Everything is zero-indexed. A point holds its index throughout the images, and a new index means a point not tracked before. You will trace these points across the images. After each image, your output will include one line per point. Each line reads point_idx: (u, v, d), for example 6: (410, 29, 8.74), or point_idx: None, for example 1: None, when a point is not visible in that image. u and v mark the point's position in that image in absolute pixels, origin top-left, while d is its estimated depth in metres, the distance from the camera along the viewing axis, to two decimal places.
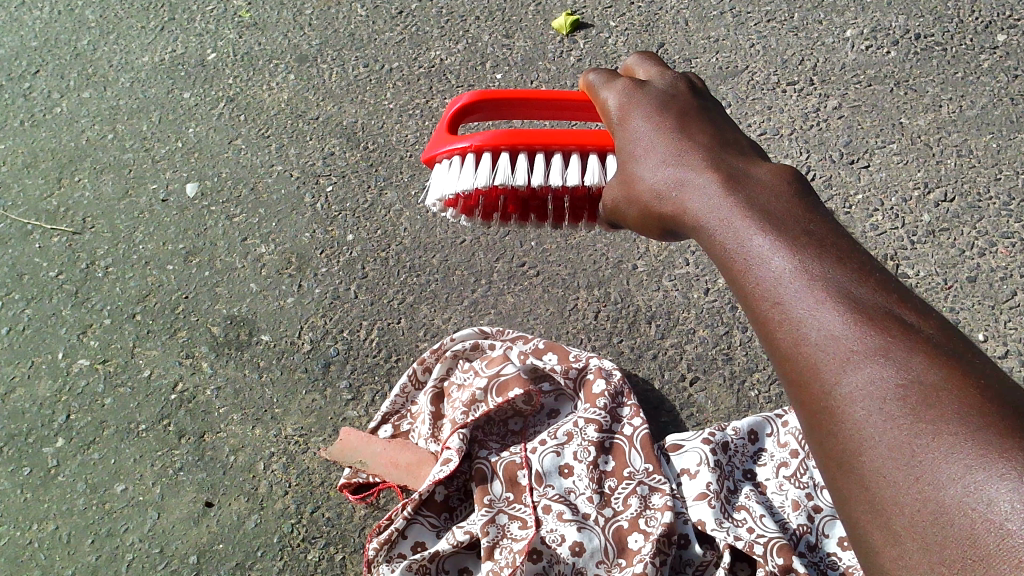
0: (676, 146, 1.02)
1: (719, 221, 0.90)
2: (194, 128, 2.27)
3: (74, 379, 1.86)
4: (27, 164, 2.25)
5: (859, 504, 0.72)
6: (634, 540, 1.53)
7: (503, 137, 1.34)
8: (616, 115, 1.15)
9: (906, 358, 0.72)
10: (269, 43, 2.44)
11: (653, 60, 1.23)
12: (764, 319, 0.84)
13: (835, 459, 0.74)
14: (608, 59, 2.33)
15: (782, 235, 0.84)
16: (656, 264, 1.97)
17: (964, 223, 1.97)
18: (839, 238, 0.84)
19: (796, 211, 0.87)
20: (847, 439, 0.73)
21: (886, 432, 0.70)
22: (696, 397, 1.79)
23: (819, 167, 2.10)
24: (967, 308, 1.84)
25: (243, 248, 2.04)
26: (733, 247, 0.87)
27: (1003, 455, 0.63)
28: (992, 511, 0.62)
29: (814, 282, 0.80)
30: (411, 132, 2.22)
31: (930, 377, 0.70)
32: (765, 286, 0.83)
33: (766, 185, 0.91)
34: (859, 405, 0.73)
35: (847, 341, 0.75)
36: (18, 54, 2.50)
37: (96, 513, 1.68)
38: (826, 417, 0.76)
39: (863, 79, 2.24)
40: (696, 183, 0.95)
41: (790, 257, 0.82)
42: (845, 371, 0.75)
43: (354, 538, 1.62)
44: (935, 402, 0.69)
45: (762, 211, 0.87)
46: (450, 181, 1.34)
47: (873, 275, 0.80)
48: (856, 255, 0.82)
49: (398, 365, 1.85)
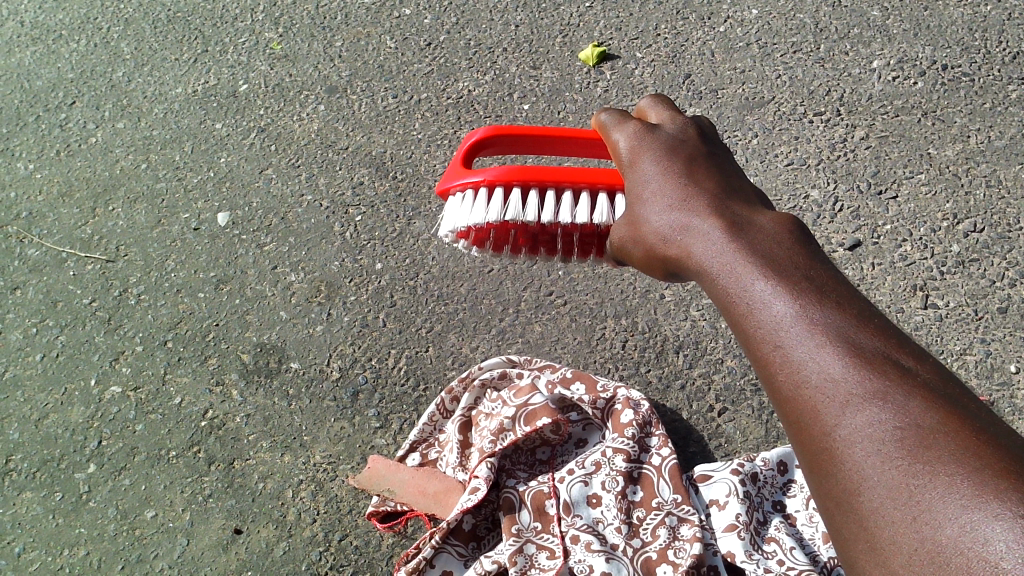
0: (683, 192, 1.07)
1: (724, 268, 0.95)
2: (226, 158, 2.31)
3: (106, 405, 1.88)
4: (63, 193, 2.29)
5: (858, 544, 0.75)
6: (662, 571, 1.52)
7: (515, 172, 1.35)
8: (626, 156, 1.19)
9: (903, 403, 0.76)
10: (300, 75, 2.48)
11: (666, 103, 1.27)
12: (766, 362, 0.89)
13: (835, 499, 0.78)
14: (635, 91, 2.35)
15: (785, 283, 0.90)
16: (684, 293, 1.97)
17: (994, 254, 1.96)
18: (839, 287, 0.89)
19: (798, 260, 0.93)
20: (847, 479, 0.77)
21: (884, 472, 0.74)
22: (724, 427, 1.78)
23: (847, 197, 2.10)
24: (998, 339, 1.83)
25: (273, 276, 2.07)
26: (738, 292, 0.93)
27: (998, 496, 0.67)
28: (986, 549, 0.65)
29: (814, 328, 0.85)
30: (439, 161, 2.25)
31: (927, 421, 0.75)
32: (769, 331, 0.88)
33: (770, 234, 0.97)
34: (858, 446, 0.77)
35: (846, 384, 0.80)
36: (55, 85, 2.56)
37: (126, 539, 1.69)
38: (826, 457, 0.80)
39: (890, 109, 2.24)
40: (704, 229, 1.01)
41: (793, 304, 0.87)
42: (844, 413, 0.79)
43: (382, 566, 1.63)
44: (931, 444, 0.73)
45: (766, 259, 0.93)
46: (463, 215, 1.36)
47: (872, 322, 0.85)
48: (855, 304, 0.87)
49: (426, 393, 1.86)
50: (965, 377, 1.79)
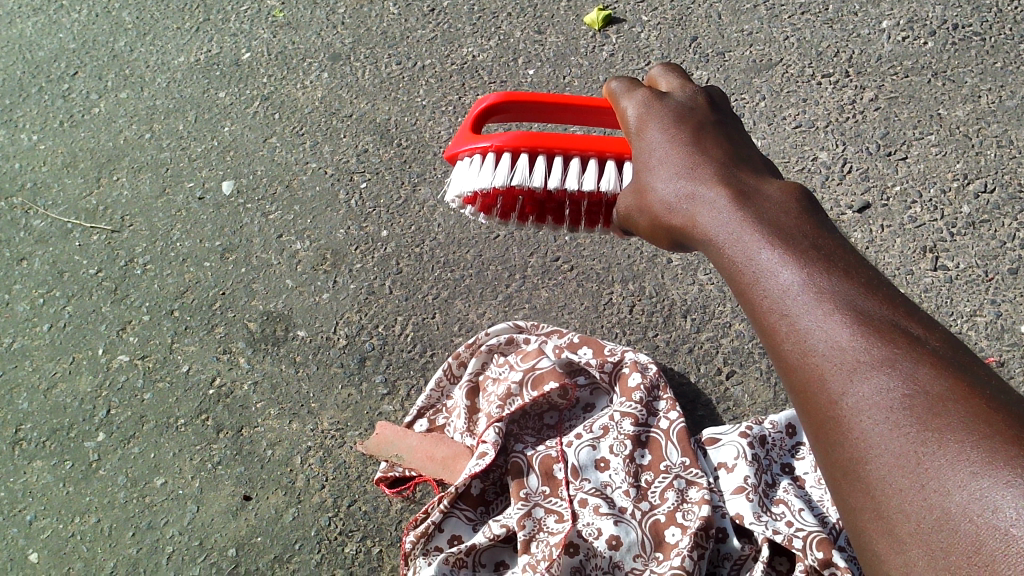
0: (690, 161, 1.06)
1: (732, 237, 0.94)
2: (229, 127, 2.30)
3: (114, 374, 1.88)
4: (67, 163, 2.28)
5: (865, 513, 0.75)
6: (671, 534, 1.53)
7: (523, 138, 1.34)
8: (634, 124, 1.17)
9: (912, 370, 0.75)
10: (303, 43, 2.46)
11: (677, 71, 1.24)
12: (771, 331, 0.88)
13: (841, 468, 0.78)
14: (641, 55, 2.33)
15: (792, 251, 0.89)
16: (692, 257, 1.96)
17: (1005, 215, 1.94)
18: (847, 255, 0.88)
19: (805, 229, 0.91)
20: (853, 448, 0.77)
21: (892, 440, 0.74)
22: (733, 390, 1.77)
23: (855, 159, 2.08)
24: (1008, 300, 1.82)
25: (278, 244, 2.06)
26: (744, 261, 0.92)
27: (1009, 464, 0.66)
28: (997, 518, 0.65)
29: (822, 296, 0.84)
30: (444, 128, 2.23)
31: (936, 388, 0.74)
32: (775, 300, 0.87)
33: (777, 203, 0.96)
34: (866, 414, 0.76)
35: (853, 352, 0.79)
36: (57, 56, 2.54)
37: (136, 507, 1.70)
38: (832, 426, 0.79)
39: (899, 70, 2.21)
40: (710, 198, 1.00)
41: (800, 272, 0.86)
42: (852, 381, 0.78)
43: (391, 531, 1.64)
44: (941, 411, 0.72)
45: (773, 228, 0.92)
46: (470, 179, 1.34)
47: (879, 290, 0.84)
48: (863, 272, 0.86)
49: (433, 359, 1.85)
50: (975, 339, 1.78)
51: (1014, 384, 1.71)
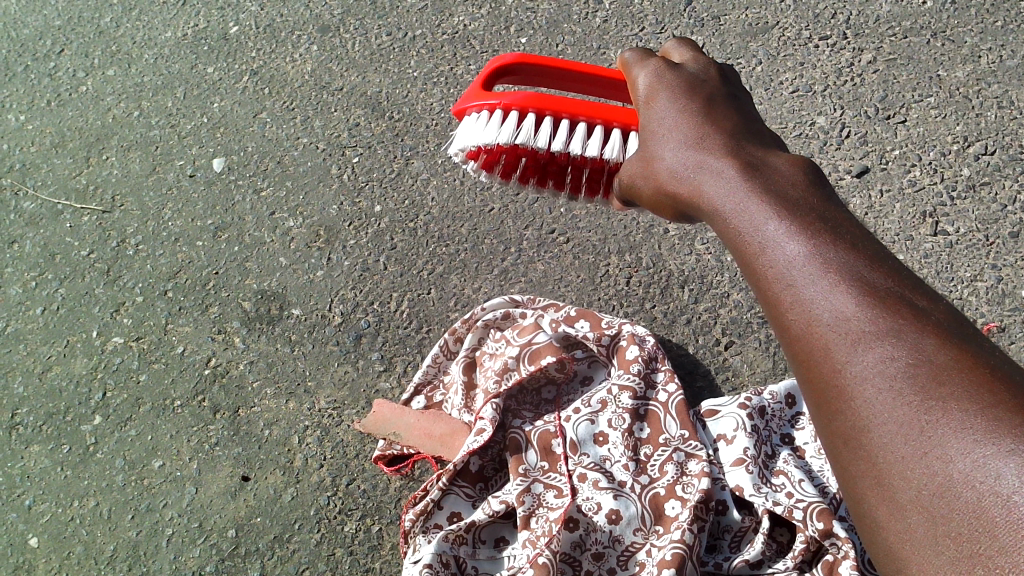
0: (698, 131, 1.03)
1: (737, 206, 0.92)
2: (219, 103, 2.26)
3: (109, 356, 1.87)
4: (55, 143, 2.25)
5: (865, 480, 0.73)
6: (671, 507, 1.53)
7: (533, 99, 1.31)
8: (644, 94, 1.15)
9: (916, 339, 0.74)
10: (291, 14, 2.42)
11: (692, 44, 1.21)
12: (776, 300, 0.86)
13: (842, 435, 0.76)
14: (635, 21, 2.29)
15: (799, 222, 0.86)
16: (688, 227, 1.93)
17: (1006, 177, 1.91)
18: (854, 226, 0.86)
19: (812, 200, 0.89)
20: (855, 416, 0.75)
21: (894, 408, 0.72)
22: (731, 360, 1.76)
23: (854, 123, 2.04)
24: (1009, 264, 1.80)
25: (271, 222, 2.04)
26: (750, 231, 0.90)
27: (1012, 431, 0.65)
28: (999, 484, 0.64)
29: (828, 265, 0.82)
30: (436, 100, 2.20)
31: (940, 357, 0.72)
32: (780, 269, 0.85)
33: (785, 175, 0.94)
34: (869, 383, 0.75)
35: (858, 321, 0.77)
36: (42, 33, 2.50)
37: (135, 489, 1.69)
38: (835, 395, 0.77)
39: (898, 31, 2.17)
40: (717, 168, 0.97)
41: (806, 243, 0.84)
42: (855, 351, 0.77)
43: (390, 510, 1.63)
44: (944, 380, 0.71)
45: (780, 198, 0.90)
46: (474, 133, 1.32)
47: (886, 263, 0.82)
48: (871, 244, 0.84)
49: (430, 336, 1.84)
50: (976, 305, 1.76)
51: (1015, 350, 1.70)
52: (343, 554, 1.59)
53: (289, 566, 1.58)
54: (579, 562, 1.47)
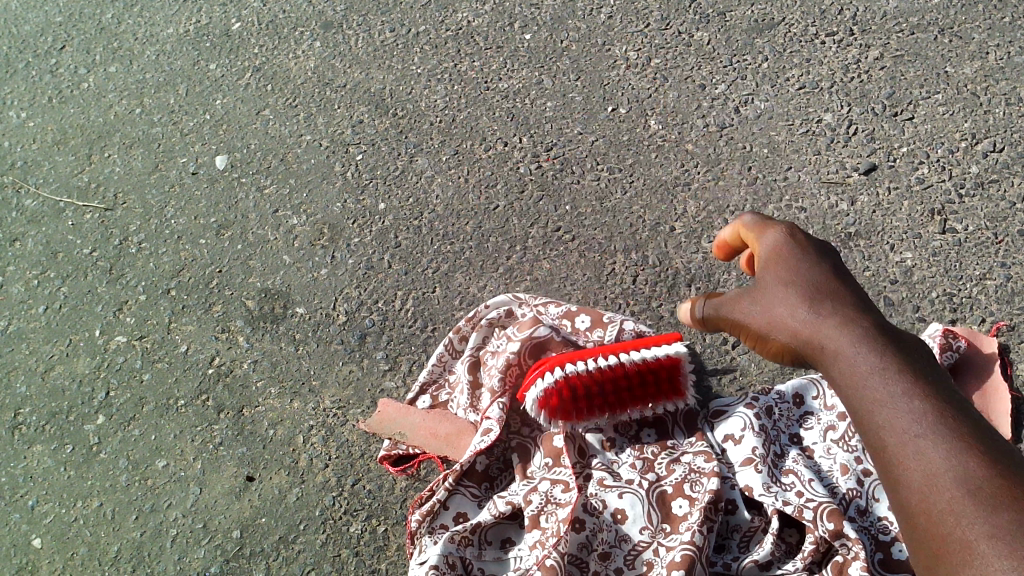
0: (772, 247, 1.11)
1: (813, 328, 1.00)
2: (221, 100, 2.25)
3: (112, 356, 1.86)
4: (57, 141, 2.24)
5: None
6: (679, 506, 1.52)
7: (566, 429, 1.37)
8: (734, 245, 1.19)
9: (979, 456, 0.82)
10: (294, 11, 2.41)
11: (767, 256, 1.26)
12: (857, 416, 0.93)
13: (926, 539, 0.83)
14: (640, 17, 2.28)
15: (871, 342, 0.95)
16: (695, 225, 1.92)
17: (1014, 174, 1.90)
18: (921, 357, 0.95)
19: (879, 326, 0.98)
20: (935, 525, 0.82)
21: (966, 514, 0.79)
22: (739, 359, 1.74)
23: (861, 120, 2.03)
24: (1018, 262, 1.78)
25: (274, 220, 2.03)
26: (829, 349, 0.97)
27: None
28: None
29: (901, 388, 0.90)
30: (440, 96, 2.19)
31: (1001, 473, 0.80)
32: (857, 386, 0.93)
33: (852, 296, 1.02)
34: (945, 491, 0.82)
35: (930, 439, 0.86)
36: (43, 30, 2.49)
37: (139, 490, 1.68)
38: (915, 506, 0.85)
39: (905, 27, 2.16)
40: (794, 280, 1.05)
41: (880, 363, 0.93)
42: (930, 465, 0.84)
43: (396, 510, 1.62)
44: (1008, 489, 0.79)
45: (852, 318, 0.99)
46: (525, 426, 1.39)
47: (948, 389, 0.91)
48: (938, 374, 0.93)
49: (435, 334, 1.82)
50: (985, 304, 1.75)
51: None
52: (348, 554, 1.58)
53: (294, 567, 1.57)
54: (586, 563, 1.47)
